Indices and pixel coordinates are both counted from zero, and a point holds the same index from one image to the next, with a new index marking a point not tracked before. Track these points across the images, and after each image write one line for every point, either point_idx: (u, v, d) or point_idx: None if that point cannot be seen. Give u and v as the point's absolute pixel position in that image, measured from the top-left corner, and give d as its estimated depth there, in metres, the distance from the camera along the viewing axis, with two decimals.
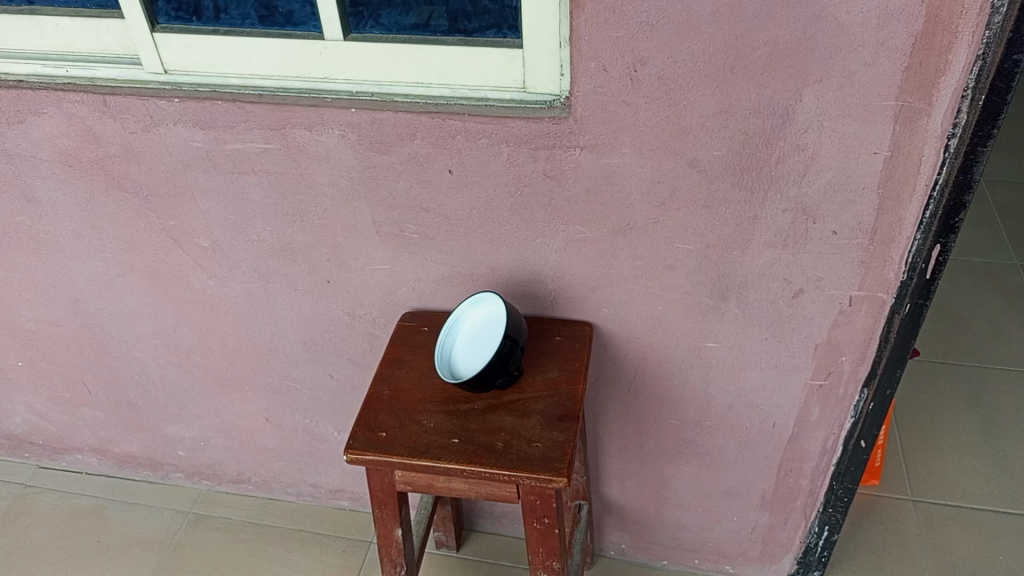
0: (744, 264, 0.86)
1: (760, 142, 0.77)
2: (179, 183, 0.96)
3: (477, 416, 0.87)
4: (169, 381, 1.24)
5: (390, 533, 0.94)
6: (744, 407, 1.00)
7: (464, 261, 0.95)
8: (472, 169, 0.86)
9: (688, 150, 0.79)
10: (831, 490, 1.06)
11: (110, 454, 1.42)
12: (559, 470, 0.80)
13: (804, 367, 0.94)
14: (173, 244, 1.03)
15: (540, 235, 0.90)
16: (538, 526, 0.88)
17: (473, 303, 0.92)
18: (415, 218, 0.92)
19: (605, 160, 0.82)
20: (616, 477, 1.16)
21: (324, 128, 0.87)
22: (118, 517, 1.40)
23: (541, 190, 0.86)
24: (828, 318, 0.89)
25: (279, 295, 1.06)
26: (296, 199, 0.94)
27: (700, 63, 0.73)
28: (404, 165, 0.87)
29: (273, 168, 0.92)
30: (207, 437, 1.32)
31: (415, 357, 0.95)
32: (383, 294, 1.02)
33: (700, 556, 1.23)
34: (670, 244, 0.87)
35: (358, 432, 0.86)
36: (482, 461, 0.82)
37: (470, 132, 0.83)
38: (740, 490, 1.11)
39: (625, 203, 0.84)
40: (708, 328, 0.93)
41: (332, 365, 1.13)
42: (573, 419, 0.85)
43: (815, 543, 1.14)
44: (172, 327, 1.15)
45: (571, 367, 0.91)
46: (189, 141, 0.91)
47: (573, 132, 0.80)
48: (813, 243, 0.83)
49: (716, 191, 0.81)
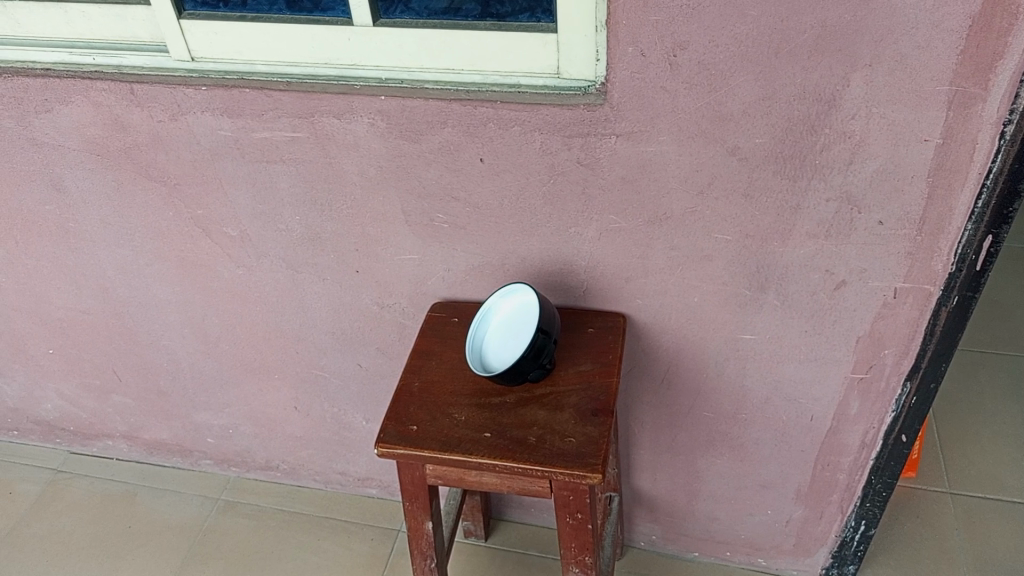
0: (784, 255, 0.84)
1: (804, 129, 0.74)
2: (207, 171, 0.95)
3: (509, 410, 0.85)
4: (198, 370, 1.24)
5: (420, 526, 0.93)
6: (781, 400, 0.98)
7: (495, 251, 0.93)
8: (504, 158, 0.84)
9: (729, 138, 0.76)
10: (869, 484, 1.04)
11: (140, 441, 1.42)
12: (594, 465, 0.78)
13: (844, 360, 0.91)
14: (201, 232, 1.03)
15: (573, 225, 0.87)
16: (571, 521, 0.86)
17: (505, 293, 0.91)
18: (445, 207, 0.90)
19: (642, 149, 0.79)
20: (648, 468, 1.14)
21: (353, 116, 0.85)
22: (148, 504, 1.40)
23: (575, 178, 0.83)
24: (871, 310, 0.86)
25: (308, 285, 1.05)
26: (325, 187, 0.92)
27: (742, 47, 0.70)
28: (434, 153, 0.86)
29: (301, 156, 0.90)
30: (235, 424, 1.32)
31: (445, 348, 0.93)
32: (412, 285, 1.00)
33: (733, 549, 1.21)
34: (707, 234, 0.84)
35: (388, 426, 0.85)
36: (515, 457, 0.80)
37: (503, 119, 0.81)
38: (775, 484, 1.09)
39: (661, 191, 0.82)
40: (745, 320, 0.91)
41: (360, 355, 1.12)
42: (607, 414, 0.84)
43: (852, 537, 1.12)
44: (201, 316, 1.14)
45: (604, 361, 0.89)
46: (217, 130, 0.90)
47: (608, 119, 0.78)
48: (858, 234, 0.80)
49: (756, 180, 0.79)
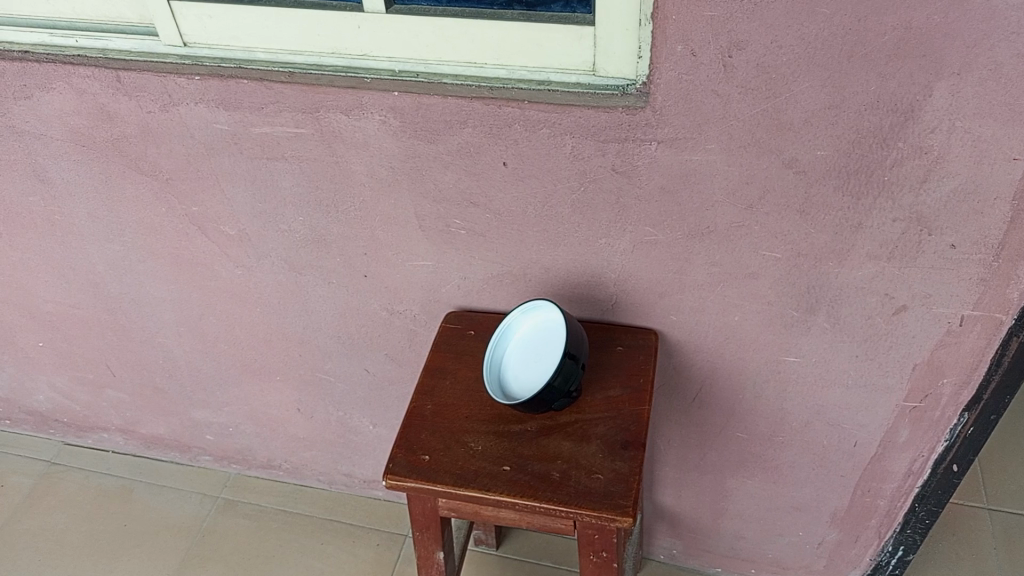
0: (839, 277, 0.75)
1: (873, 142, 0.65)
2: (202, 167, 0.87)
3: (530, 440, 0.78)
4: (196, 368, 1.17)
5: (431, 556, 0.86)
6: (823, 425, 0.90)
7: (517, 260, 0.85)
8: (530, 163, 0.75)
9: (786, 148, 0.68)
10: (912, 510, 0.97)
11: (136, 435, 1.36)
12: (624, 508, 0.71)
13: (897, 387, 0.84)
14: (196, 230, 0.95)
15: (604, 236, 0.79)
16: (595, 559, 0.79)
17: (525, 309, 0.83)
18: (463, 212, 0.82)
19: (685, 157, 0.71)
20: (672, 485, 1.07)
21: (363, 112, 0.76)
22: (145, 500, 1.34)
23: (609, 187, 0.75)
24: (933, 337, 0.78)
25: (311, 287, 0.97)
26: (331, 187, 0.84)
27: (810, 49, 0.61)
28: (452, 155, 0.77)
29: (305, 154, 0.82)
30: (235, 423, 1.25)
31: (459, 365, 0.85)
32: (425, 292, 0.92)
33: (758, 567, 1.15)
34: (754, 251, 0.76)
35: (398, 454, 0.77)
36: (537, 494, 0.73)
37: (530, 120, 0.72)
38: (809, 507, 1.02)
39: (705, 204, 0.74)
40: (790, 341, 0.83)
41: (367, 360, 1.05)
42: (638, 447, 0.76)
43: (887, 561, 1.05)
44: (198, 314, 1.07)
45: (635, 385, 0.81)
46: (212, 123, 0.82)
47: (650, 124, 0.69)
48: (926, 257, 0.71)
49: (814, 196, 0.70)
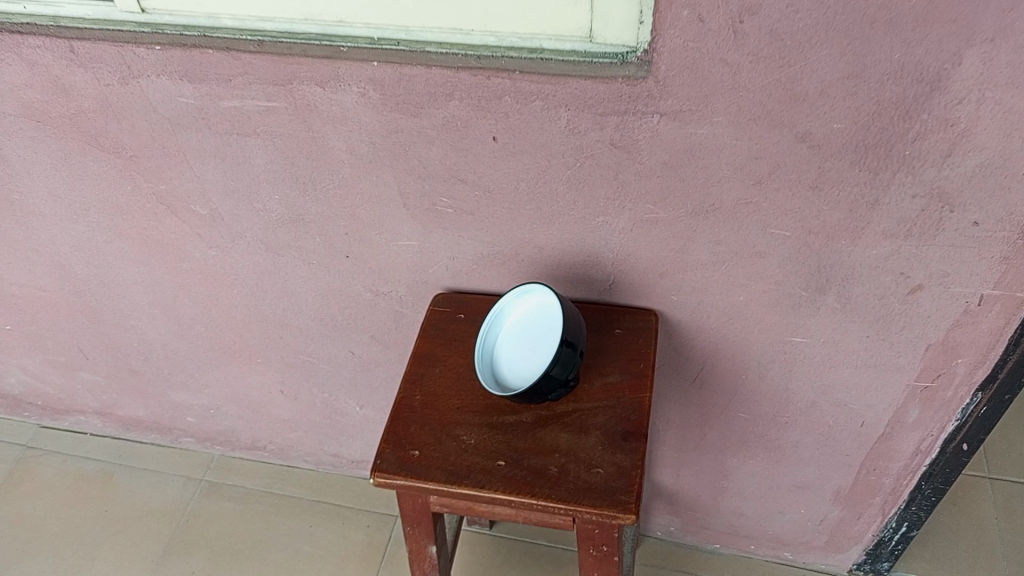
0: (852, 255, 0.71)
1: (895, 114, 0.60)
2: (168, 143, 0.80)
3: (525, 432, 0.74)
4: (173, 351, 1.12)
5: (422, 550, 0.82)
6: (829, 405, 0.87)
7: (508, 240, 0.80)
8: (523, 137, 0.70)
9: (800, 121, 0.63)
10: (918, 488, 0.94)
11: (114, 417, 1.31)
12: (626, 505, 0.67)
13: (908, 367, 0.80)
14: (165, 209, 0.89)
15: (601, 215, 0.74)
16: (595, 552, 0.76)
17: (519, 293, 0.78)
18: (450, 189, 0.76)
19: (689, 131, 0.66)
20: (672, 465, 1.03)
21: (340, 84, 0.70)
22: (127, 485, 1.30)
23: (607, 162, 0.70)
24: (949, 317, 0.74)
25: (290, 268, 0.92)
26: (308, 163, 0.78)
27: (829, 14, 0.56)
28: (438, 129, 0.71)
29: (278, 129, 0.76)
30: (216, 405, 1.21)
31: (449, 352, 0.81)
32: (411, 273, 0.87)
33: (758, 543, 1.12)
34: (761, 229, 0.71)
35: (386, 450, 0.73)
36: (534, 491, 0.69)
37: (522, 92, 0.66)
38: (812, 485, 0.99)
39: (710, 179, 0.69)
40: (797, 321, 0.79)
41: (352, 342, 1.00)
42: (640, 438, 0.72)
43: (890, 537, 1.03)
44: (171, 296, 1.02)
45: (635, 371, 0.77)
46: (177, 96, 0.75)
47: (652, 95, 0.64)
48: (946, 235, 0.67)
49: (828, 171, 0.65)
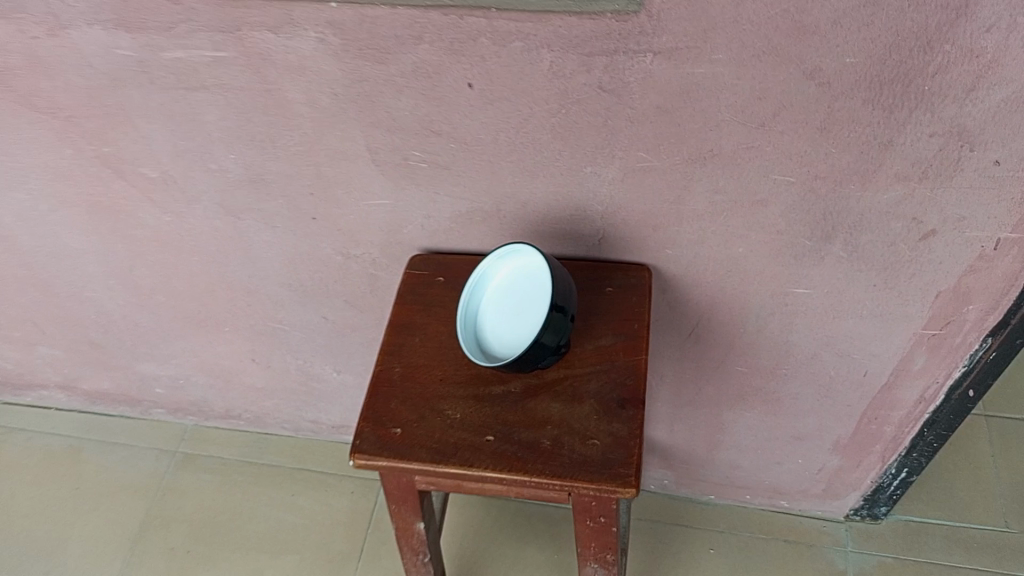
0: (861, 201, 0.66)
1: (914, 45, 0.54)
2: (107, 100, 0.73)
3: (515, 404, 0.69)
4: (134, 322, 1.05)
5: (410, 526, 0.78)
6: (831, 355, 0.83)
7: (488, 196, 0.73)
8: (502, 83, 0.63)
9: (809, 57, 0.57)
10: (920, 436, 0.91)
11: (78, 391, 1.25)
12: (625, 479, 0.63)
13: (916, 316, 0.76)
14: (112, 173, 0.81)
15: (589, 165, 0.68)
16: (591, 524, 0.72)
17: (502, 254, 0.73)
18: (423, 143, 0.70)
19: (686, 71, 0.59)
20: (665, 420, 1.00)
21: (295, 30, 0.63)
22: (97, 461, 1.25)
23: (595, 108, 0.63)
24: (962, 262, 0.69)
25: (253, 232, 0.85)
26: (265, 119, 0.71)
27: None
28: (407, 77, 0.64)
29: (229, 82, 0.68)
30: (186, 375, 1.15)
31: (429, 319, 0.76)
32: (385, 233, 0.81)
33: (753, 493, 1.10)
34: (764, 175, 0.66)
35: (365, 429, 0.68)
36: (526, 468, 0.64)
37: (499, 32, 0.59)
38: (811, 436, 0.96)
39: (708, 124, 0.63)
40: (800, 272, 0.74)
41: (325, 307, 0.94)
42: (637, 405, 0.68)
43: (889, 482, 1.01)
44: (127, 265, 0.95)
45: (629, 333, 0.72)
46: (113, 48, 0.67)
47: (644, 32, 0.57)
48: (964, 175, 0.62)
49: (838, 110, 0.60)
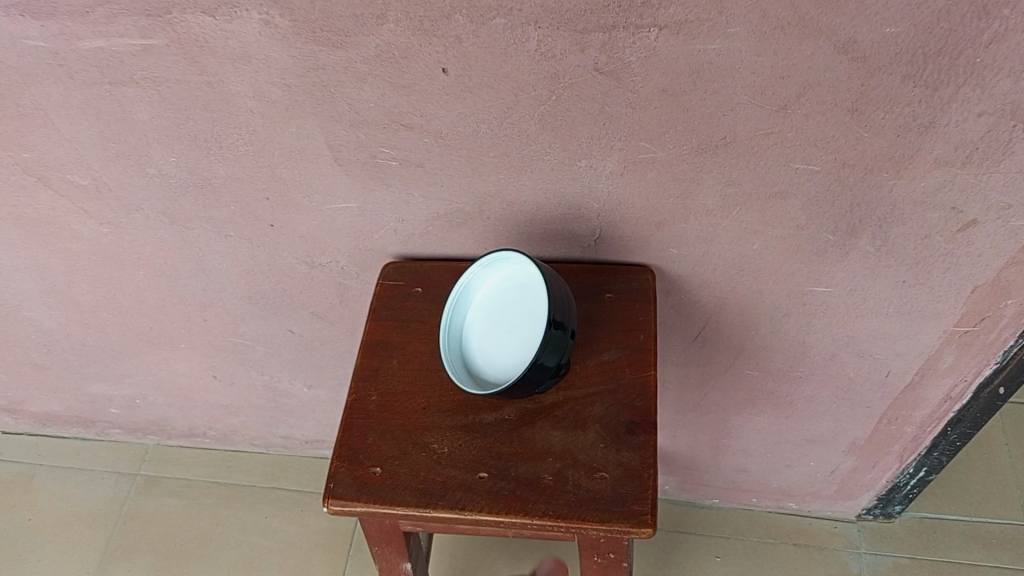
0: (894, 190, 0.58)
1: (969, 10, 0.46)
2: (22, 100, 0.63)
3: (509, 433, 0.60)
4: (80, 341, 0.95)
5: (395, 567, 0.70)
6: (851, 356, 0.75)
7: (469, 195, 0.65)
8: (481, 67, 0.54)
9: (843, 27, 0.48)
10: (943, 435, 0.84)
11: (26, 413, 1.15)
12: (641, 517, 0.55)
13: (948, 312, 0.68)
14: (37, 182, 0.71)
15: (585, 158, 0.59)
16: (599, 561, 0.64)
17: (489, 262, 0.64)
18: (392, 137, 0.61)
19: (697, 47, 0.51)
20: (667, 426, 0.92)
21: (236, 11, 0.53)
22: (51, 488, 1.15)
23: (591, 93, 0.54)
24: (1003, 254, 0.62)
25: (204, 243, 0.76)
26: (207, 115, 0.62)
27: None
28: (370, 64, 0.55)
29: (162, 74, 0.59)
30: (142, 394, 1.05)
31: (407, 337, 0.67)
32: (353, 240, 0.72)
33: (760, 495, 1.03)
34: (784, 164, 0.57)
35: (340, 470, 0.59)
36: (527, 509, 0.56)
37: (476, 7, 0.50)
38: (825, 438, 0.89)
39: (722, 107, 0.54)
40: (821, 269, 0.66)
41: (290, 320, 0.85)
42: (648, 429, 0.60)
43: (906, 482, 0.94)
44: (65, 281, 0.85)
45: (634, 346, 0.64)
46: (21, 38, 0.57)
47: (649, 3, 0.49)
48: (1014, 158, 0.54)
49: (874, 88, 0.51)
